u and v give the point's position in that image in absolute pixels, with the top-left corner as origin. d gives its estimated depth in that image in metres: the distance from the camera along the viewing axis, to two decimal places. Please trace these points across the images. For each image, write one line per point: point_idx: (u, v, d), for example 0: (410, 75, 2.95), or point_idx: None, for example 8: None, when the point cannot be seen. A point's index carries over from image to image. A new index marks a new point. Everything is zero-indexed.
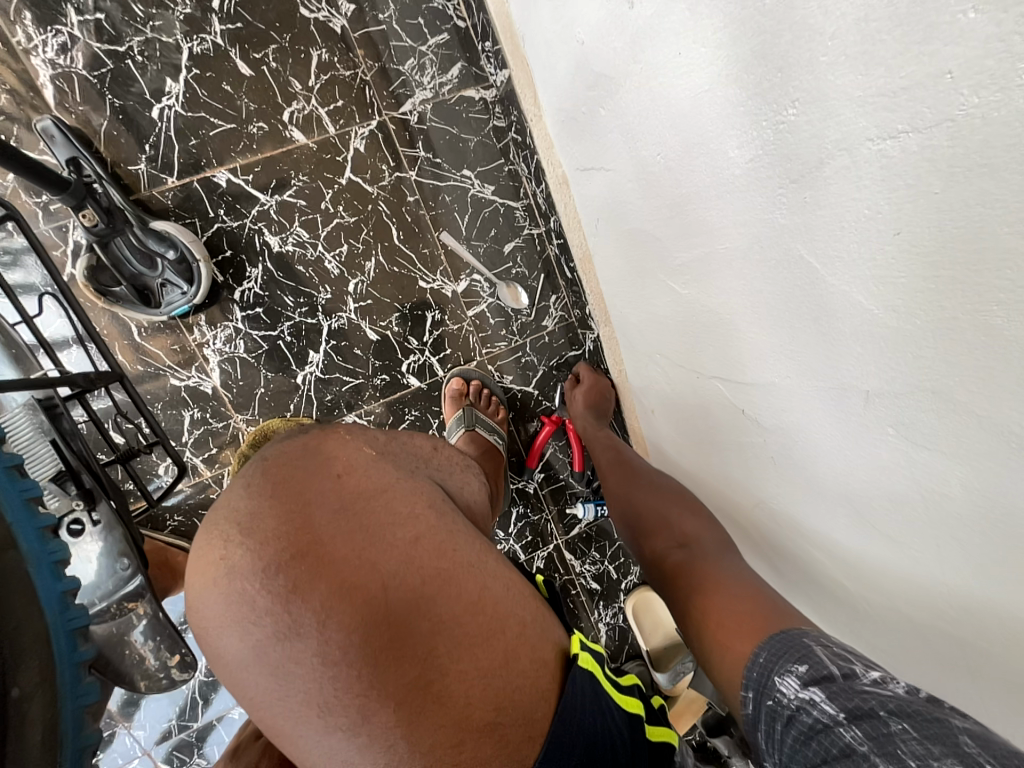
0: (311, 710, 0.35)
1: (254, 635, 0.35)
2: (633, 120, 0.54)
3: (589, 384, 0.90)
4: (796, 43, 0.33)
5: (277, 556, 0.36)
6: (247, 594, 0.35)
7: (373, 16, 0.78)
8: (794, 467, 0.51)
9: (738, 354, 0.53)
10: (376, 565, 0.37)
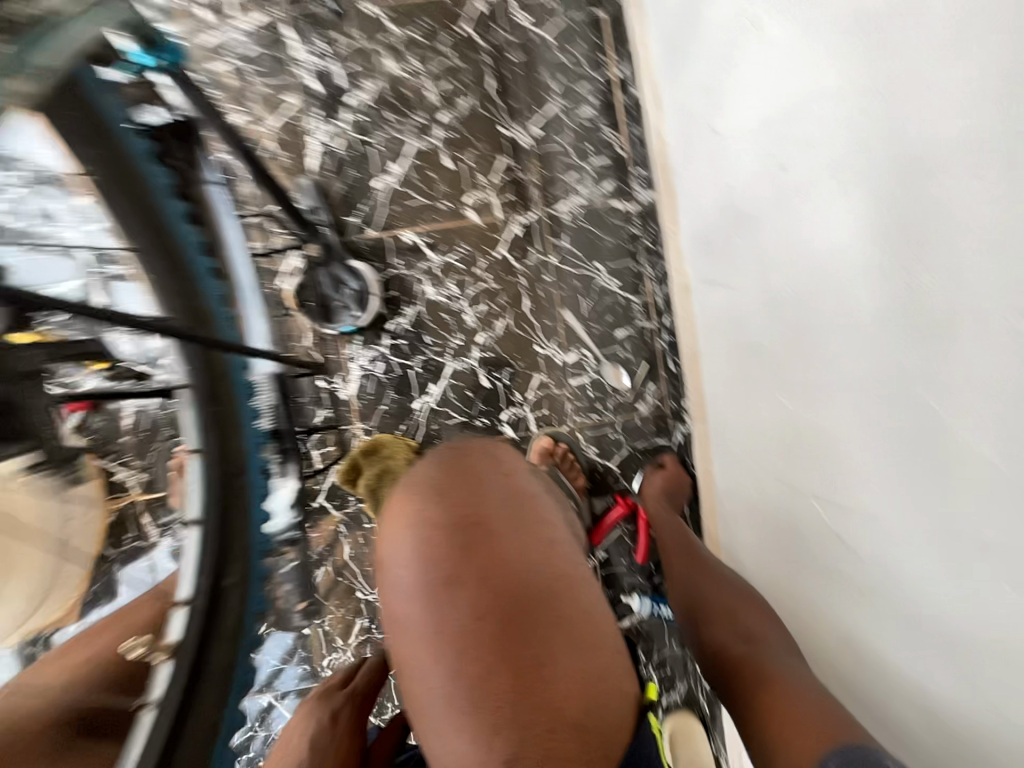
0: (437, 665, 0.36)
1: (413, 575, 0.38)
2: (769, 254, 0.62)
3: (669, 472, 0.93)
4: (940, 231, 0.42)
5: (451, 516, 0.40)
6: (419, 539, 0.39)
7: (553, 139, 0.97)
8: (892, 603, 0.51)
9: (840, 479, 0.55)
10: (530, 554, 0.39)
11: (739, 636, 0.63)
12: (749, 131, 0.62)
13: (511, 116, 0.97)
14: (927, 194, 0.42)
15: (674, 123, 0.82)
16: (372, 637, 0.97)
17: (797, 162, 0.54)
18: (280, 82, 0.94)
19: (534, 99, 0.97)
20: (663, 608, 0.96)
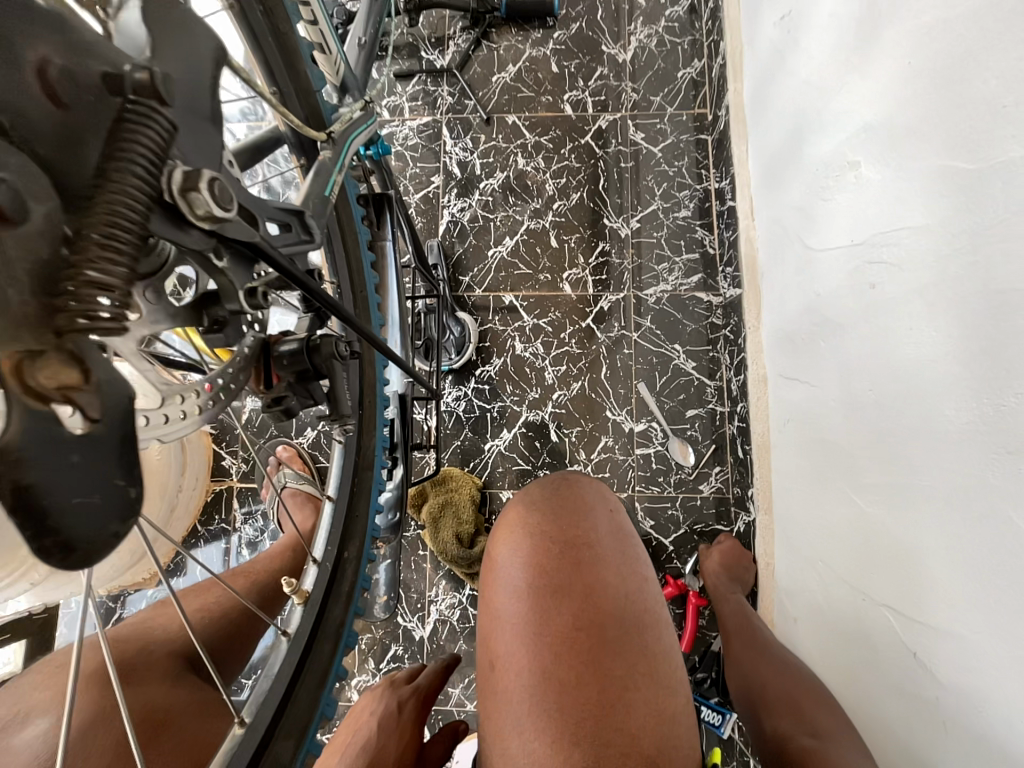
0: (533, 658, 0.43)
1: (525, 578, 0.47)
2: (852, 359, 0.66)
3: (734, 553, 0.92)
4: (1022, 356, 0.44)
5: (563, 534, 0.48)
6: (533, 546, 0.48)
7: (650, 233, 1.10)
8: (974, 743, 0.47)
9: (918, 592, 0.54)
10: (621, 583, 0.46)
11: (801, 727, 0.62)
12: (839, 249, 0.69)
13: (616, 211, 1.11)
14: (1010, 320, 0.45)
15: (765, 234, 0.91)
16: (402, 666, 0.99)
17: (885, 283, 0.60)
18: (432, 167, 1.15)
19: (638, 199, 1.11)
20: (703, 708, 0.89)
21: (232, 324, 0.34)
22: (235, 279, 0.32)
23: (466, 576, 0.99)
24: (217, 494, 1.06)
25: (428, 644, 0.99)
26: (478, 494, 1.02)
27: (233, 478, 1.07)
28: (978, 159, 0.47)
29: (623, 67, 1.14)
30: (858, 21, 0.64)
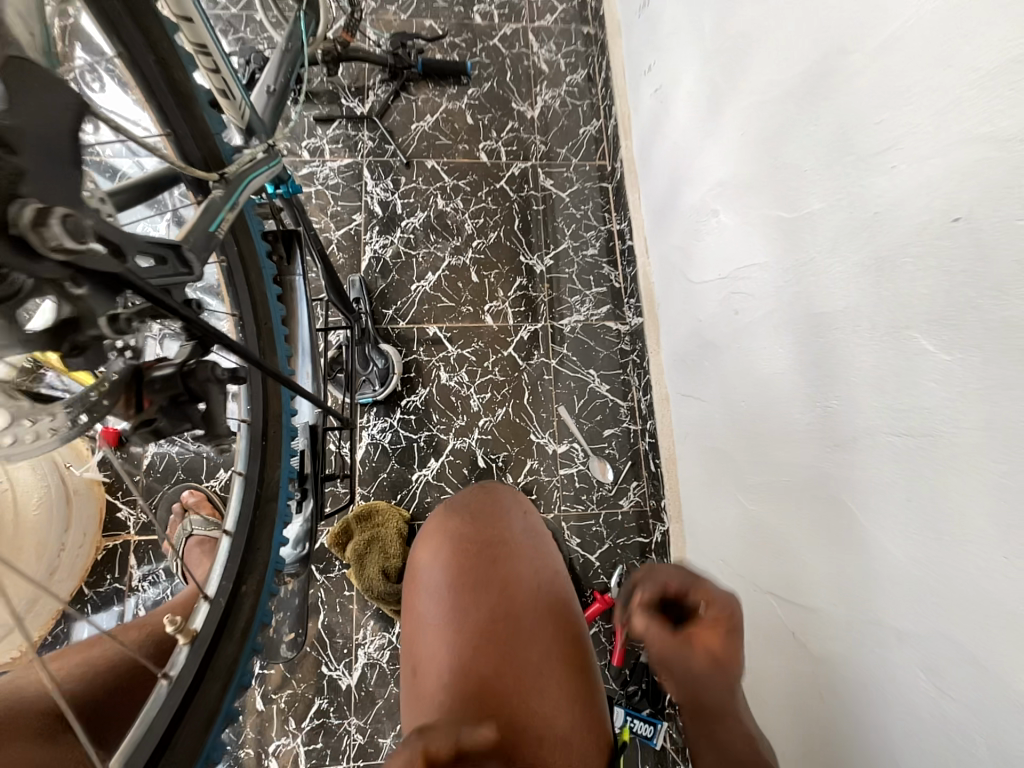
0: (453, 658, 0.44)
1: (446, 581, 0.47)
2: (729, 376, 0.76)
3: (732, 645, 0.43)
4: (836, 366, 0.53)
5: (480, 536, 0.50)
6: (454, 549, 0.49)
7: (563, 269, 1.19)
8: (840, 705, 0.54)
9: (791, 575, 0.62)
10: (538, 574, 0.49)
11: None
12: (712, 282, 0.80)
13: (531, 249, 1.20)
14: (825, 337, 0.55)
15: (659, 269, 1.03)
16: (327, 721, 0.93)
17: (745, 310, 0.71)
18: (353, 205, 1.18)
19: (550, 238, 1.21)
20: (635, 720, 0.92)
21: (93, 348, 0.34)
22: (95, 306, 0.33)
23: (394, 614, 0.96)
24: (112, 552, 0.96)
25: (355, 692, 0.94)
26: (406, 526, 1.00)
27: (132, 532, 0.98)
28: (794, 210, 0.59)
29: (532, 123, 1.26)
30: (707, 97, 0.78)
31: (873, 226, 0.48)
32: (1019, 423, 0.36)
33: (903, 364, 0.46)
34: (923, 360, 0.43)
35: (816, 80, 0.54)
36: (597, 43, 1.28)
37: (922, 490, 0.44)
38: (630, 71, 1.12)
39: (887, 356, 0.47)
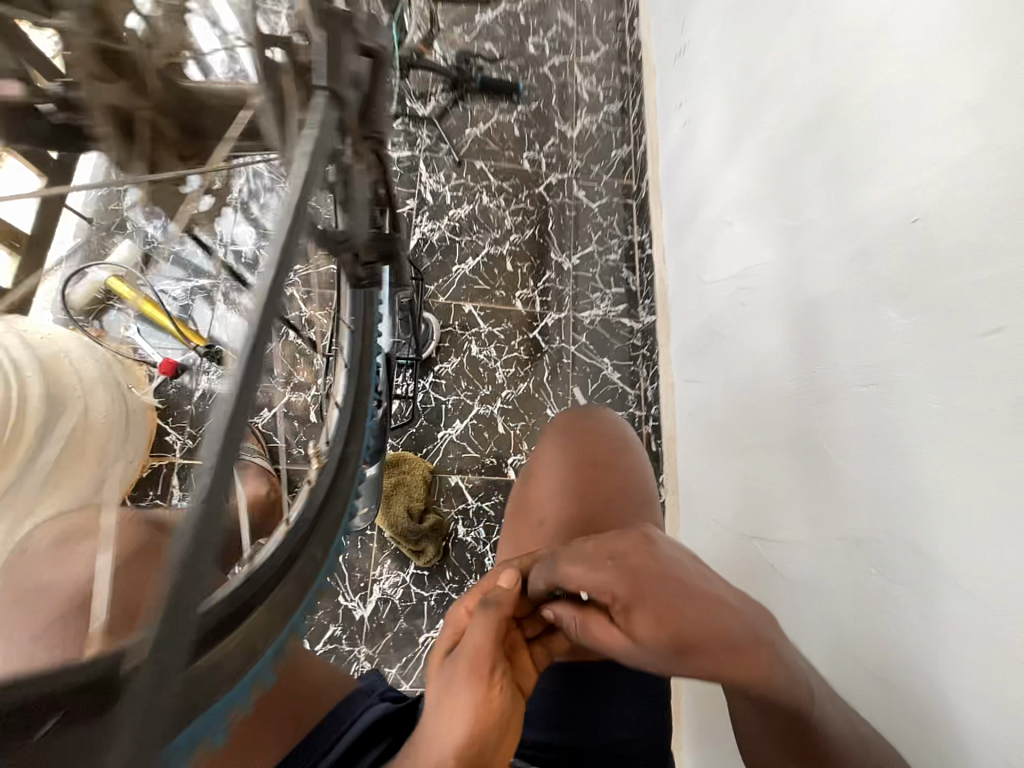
0: (561, 514, 0.63)
1: (562, 465, 0.67)
2: (733, 359, 0.90)
3: (649, 623, 0.42)
4: (822, 338, 0.67)
5: (604, 454, 0.68)
6: (581, 454, 0.67)
7: (588, 268, 1.34)
8: (813, 614, 0.66)
9: (773, 518, 0.74)
10: (628, 474, 0.66)
11: (788, 751, 0.45)
12: (723, 281, 0.95)
13: (561, 248, 1.35)
14: (814, 317, 0.69)
15: (675, 274, 1.18)
16: (340, 647, 1.00)
17: (750, 301, 0.85)
18: (407, 192, 1.32)
19: (579, 241, 1.36)
20: None
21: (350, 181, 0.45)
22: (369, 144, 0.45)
23: (412, 554, 1.05)
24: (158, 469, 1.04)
25: (368, 623, 1.02)
26: (430, 476, 1.11)
27: (177, 455, 1.06)
28: (796, 217, 0.74)
29: (571, 140, 1.43)
30: (731, 128, 0.94)
31: (858, 229, 0.62)
32: (950, 364, 0.50)
33: (873, 331, 0.59)
34: (890, 327, 0.57)
35: (821, 120, 0.69)
36: (632, 81, 1.45)
37: (887, 428, 0.57)
38: (662, 105, 1.29)
39: (861, 325, 0.61)
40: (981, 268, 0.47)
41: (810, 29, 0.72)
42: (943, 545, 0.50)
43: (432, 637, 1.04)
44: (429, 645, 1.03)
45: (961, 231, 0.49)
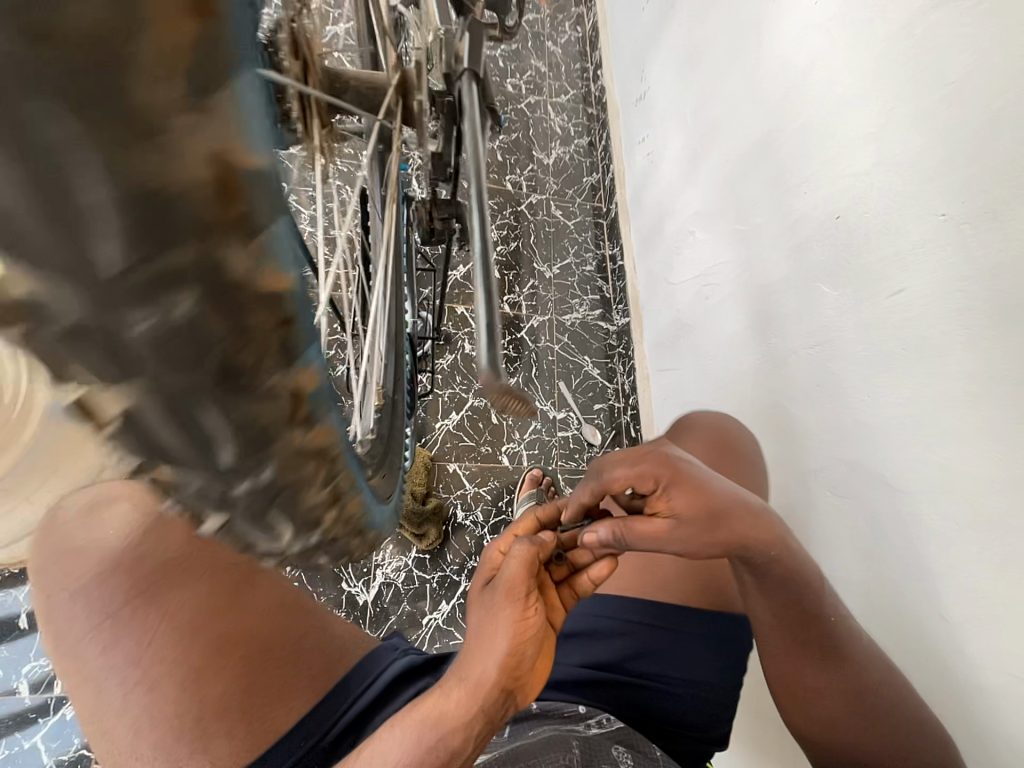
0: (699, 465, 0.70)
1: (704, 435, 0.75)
2: (701, 345, 1.05)
3: (688, 499, 0.46)
4: (775, 315, 0.83)
5: (737, 444, 0.76)
6: (710, 440, 0.74)
7: (568, 277, 1.48)
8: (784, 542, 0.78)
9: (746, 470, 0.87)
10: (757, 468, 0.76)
11: (790, 635, 0.57)
12: (688, 281, 1.11)
13: (543, 259, 1.48)
14: (768, 299, 0.85)
15: (644, 281, 1.35)
16: None
17: (713, 294, 1.01)
18: None
19: (558, 253, 1.50)
20: None
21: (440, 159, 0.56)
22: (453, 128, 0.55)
23: (413, 538, 1.09)
24: None
25: (371, 608, 1.04)
26: (429, 463, 1.17)
27: None
28: (748, 221, 0.91)
29: (548, 166, 1.60)
30: (689, 155, 1.13)
31: (797, 229, 0.79)
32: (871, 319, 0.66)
33: (814, 303, 0.75)
34: (825, 300, 0.73)
35: (762, 149, 0.87)
36: (598, 120, 1.65)
37: (831, 379, 0.72)
38: (627, 139, 1.50)
39: (805, 300, 0.77)
40: (886, 247, 0.64)
41: (750, 81, 0.90)
42: (879, 462, 0.64)
43: (434, 619, 1.07)
44: (432, 626, 1.06)
45: (870, 222, 0.66)
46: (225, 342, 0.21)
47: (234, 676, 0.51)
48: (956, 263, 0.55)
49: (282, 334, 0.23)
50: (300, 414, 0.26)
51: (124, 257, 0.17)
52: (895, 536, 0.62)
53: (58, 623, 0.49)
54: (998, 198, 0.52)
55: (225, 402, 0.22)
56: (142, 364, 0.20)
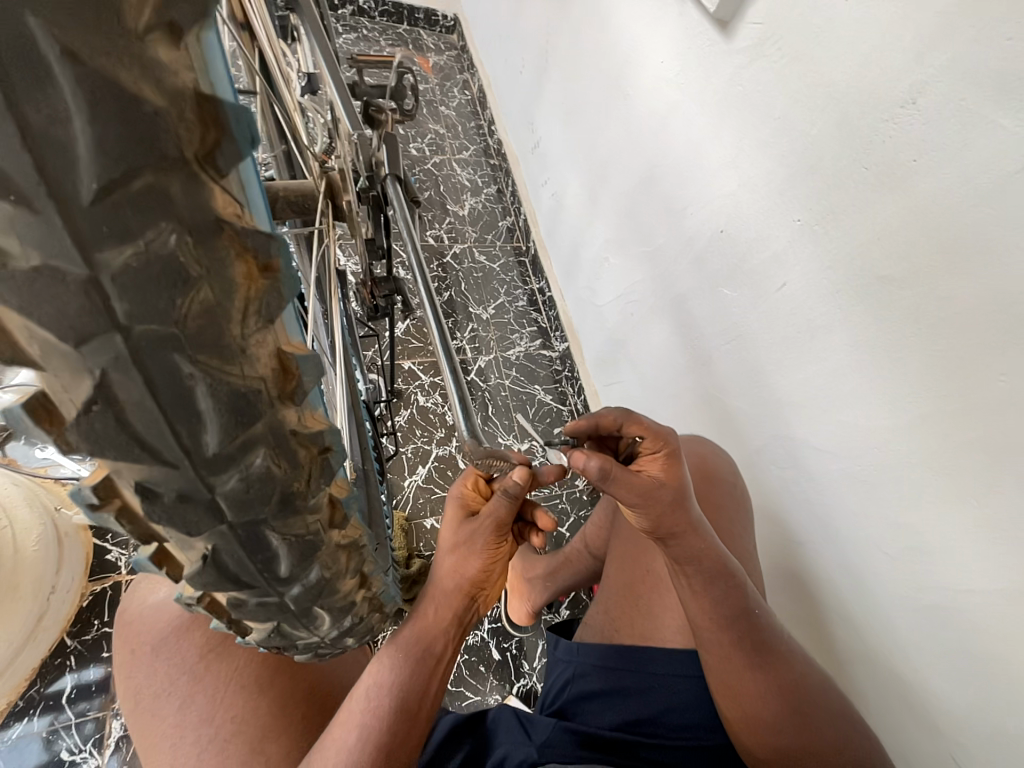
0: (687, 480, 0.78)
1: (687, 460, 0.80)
2: (637, 357, 1.14)
3: (666, 472, 0.61)
4: (696, 321, 0.92)
5: (715, 469, 0.80)
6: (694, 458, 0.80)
7: (505, 314, 1.55)
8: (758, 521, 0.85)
9: None
10: (731, 482, 0.80)
11: (723, 635, 0.62)
12: (613, 302, 1.21)
13: (477, 302, 1.54)
14: (684, 308, 0.95)
15: (576, 308, 1.44)
16: None
17: (637, 310, 1.11)
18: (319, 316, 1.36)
19: (491, 295, 1.57)
20: None
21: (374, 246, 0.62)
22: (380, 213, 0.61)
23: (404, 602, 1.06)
24: (101, 593, 0.93)
25: None
26: (406, 524, 1.15)
27: (122, 573, 0.95)
28: (651, 243, 1.02)
29: (464, 217, 1.68)
30: (588, 194, 1.26)
31: (693, 244, 0.90)
32: (770, 311, 0.76)
33: (722, 305, 0.86)
34: (730, 301, 0.84)
35: (647, 180, 0.99)
36: (502, 169, 1.77)
37: (752, 367, 0.81)
38: (531, 184, 1.62)
39: (717, 302, 0.86)
40: (765, 251, 0.75)
41: (627, 125, 1.03)
42: (807, 431, 0.73)
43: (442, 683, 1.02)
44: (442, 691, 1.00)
45: (747, 231, 0.78)
46: (283, 481, 0.26)
47: (295, 734, 0.51)
48: (821, 256, 0.66)
49: (325, 463, 0.28)
50: (337, 517, 0.31)
51: (220, 440, 0.22)
52: (835, 493, 0.70)
53: (138, 687, 0.53)
54: (835, 202, 0.64)
55: (283, 524, 0.27)
56: (223, 510, 0.24)
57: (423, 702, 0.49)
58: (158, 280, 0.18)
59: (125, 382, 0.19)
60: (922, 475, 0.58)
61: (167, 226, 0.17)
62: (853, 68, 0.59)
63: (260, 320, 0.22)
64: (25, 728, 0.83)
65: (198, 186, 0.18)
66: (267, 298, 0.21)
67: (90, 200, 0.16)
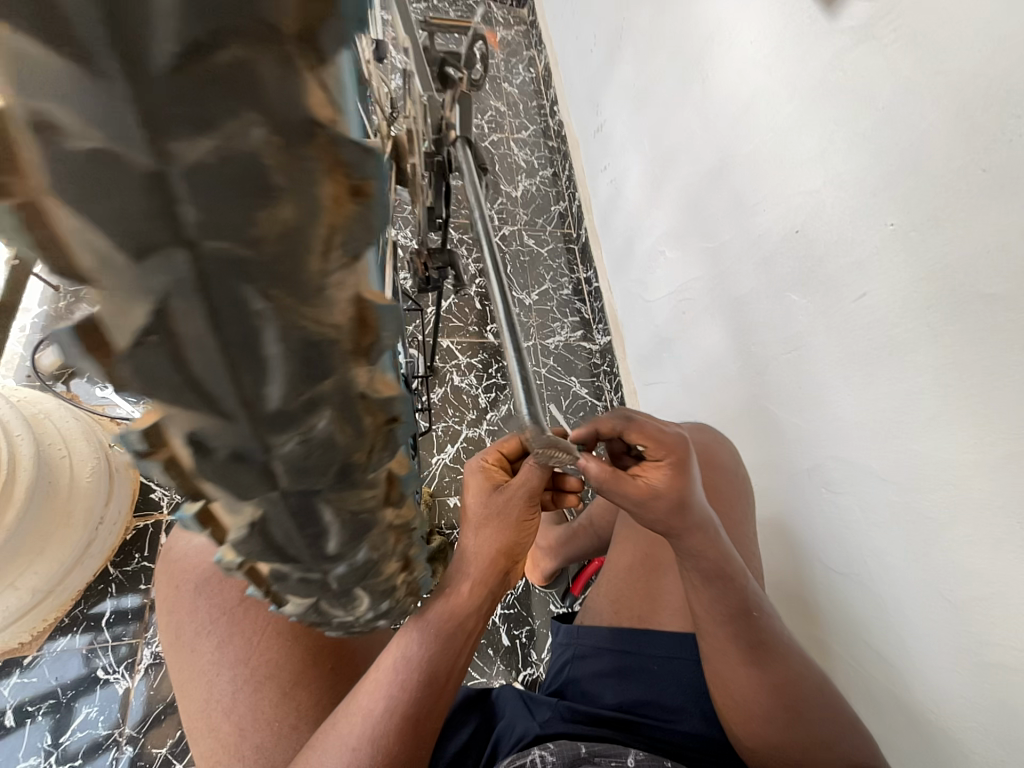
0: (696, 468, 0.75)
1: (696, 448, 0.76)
2: (685, 359, 1.08)
3: (669, 480, 0.56)
4: (757, 325, 0.86)
5: (724, 459, 0.77)
6: (698, 447, 0.77)
7: (548, 300, 1.50)
8: (799, 544, 0.79)
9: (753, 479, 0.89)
10: (736, 474, 0.77)
11: (721, 630, 0.59)
12: (663, 298, 1.16)
13: (522, 287, 1.49)
14: (744, 310, 0.89)
15: (622, 301, 1.40)
16: None
17: (690, 308, 1.05)
18: None
19: (536, 281, 1.52)
20: None
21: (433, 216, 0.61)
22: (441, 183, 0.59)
23: None
24: (143, 529, 0.99)
25: None
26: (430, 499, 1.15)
27: (163, 511, 1.01)
28: (713, 238, 0.96)
29: (517, 199, 1.61)
30: (650, 181, 1.19)
31: (761, 244, 0.84)
32: (841, 323, 0.70)
33: (786, 312, 0.80)
34: (797, 308, 0.77)
35: (718, 171, 0.93)
36: (560, 151, 1.71)
37: (811, 381, 0.75)
38: (589, 167, 1.56)
39: (785, 306, 0.80)
40: (845, 255, 0.69)
41: (702, 110, 0.96)
42: (867, 454, 0.67)
43: None
44: None
45: (826, 233, 0.71)
46: (346, 451, 0.18)
47: (325, 684, 0.52)
48: (913, 266, 0.60)
49: (391, 435, 0.20)
50: (394, 496, 0.22)
51: (284, 395, 0.16)
52: (893, 528, 0.64)
53: (180, 622, 0.54)
54: (937, 209, 0.57)
55: (339, 500, 0.20)
56: (278, 477, 0.18)
57: (451, 673, 0.48)
58: (228, 187, 0.12)
59: (190, 317, 0.14)
60: (1002, 521, 0.53)
61: (251, 120, 0.12)
62: (984, 54, 0.52)
63: (342, 258, 0.15)
64: (68, 643, 0.90)
65: (289, 80, 0.12)
66: (349, 231, 0.14)
67: (169, 71, 0.11)
